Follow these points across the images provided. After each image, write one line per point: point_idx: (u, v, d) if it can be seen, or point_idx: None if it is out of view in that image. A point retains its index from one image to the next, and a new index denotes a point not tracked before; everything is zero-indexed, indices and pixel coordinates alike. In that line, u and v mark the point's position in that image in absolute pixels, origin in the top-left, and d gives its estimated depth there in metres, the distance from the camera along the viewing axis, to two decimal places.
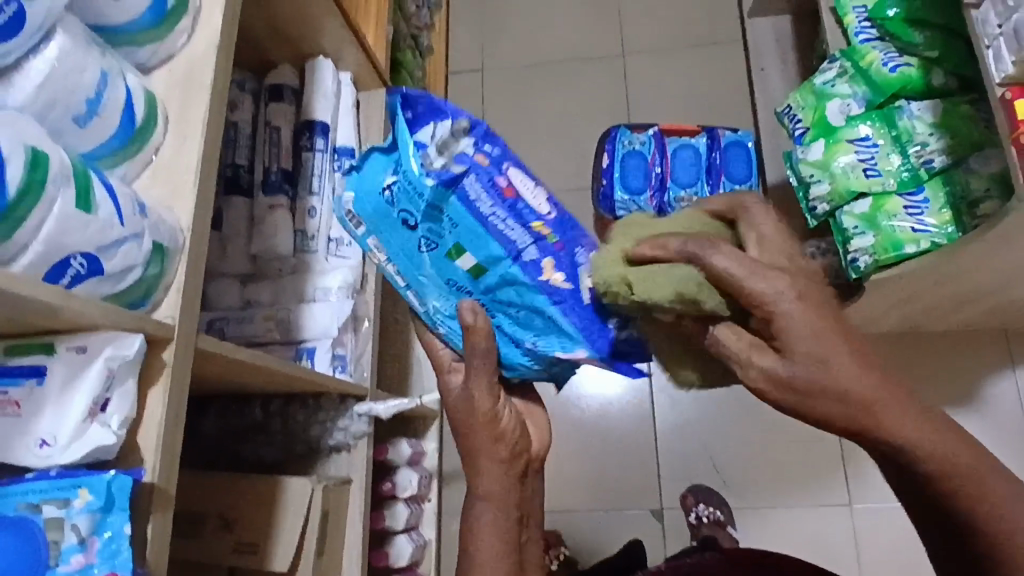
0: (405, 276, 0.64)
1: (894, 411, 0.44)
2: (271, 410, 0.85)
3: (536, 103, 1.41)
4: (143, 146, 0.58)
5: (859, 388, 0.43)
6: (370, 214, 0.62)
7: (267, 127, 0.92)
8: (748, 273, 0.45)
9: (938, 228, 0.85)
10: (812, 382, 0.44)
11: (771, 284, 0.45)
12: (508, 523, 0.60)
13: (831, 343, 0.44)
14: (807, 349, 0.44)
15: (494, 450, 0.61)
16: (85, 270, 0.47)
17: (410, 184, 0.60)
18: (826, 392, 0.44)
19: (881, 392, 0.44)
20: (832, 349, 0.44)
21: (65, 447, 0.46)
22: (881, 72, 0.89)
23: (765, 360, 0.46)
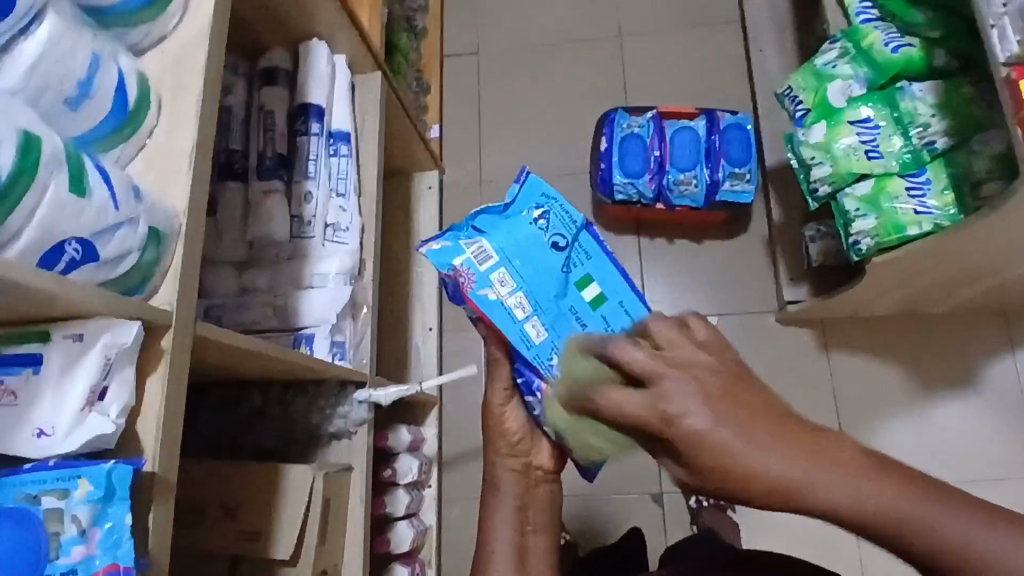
0: (530, 305, 0.68)
1: (809, 475, 0.42)
2: (270, 397, 0.85)
3: (532, 87, 1.40)
4: (137, 130, 0.56)
5: (766, 469, 0.43)
6: (498, 247, 0.69)
7: (261, 111, 0.91)
8: (662, 370, 0.46)
9: (941, 210, 0.84)
10: (721, 470, 0.43)
11: (671, 383, 0.45)
12: (513, 517, 0.71)
13: (726, 446, 0.43)
14: (687, 407, 0.44)
15: (502, 456, 0.74)
16: (79, 256, 0.46)
17: (561, 218, 0.72)
18: (738, 482, 0.43)
19: (794, 474, 0.42)
20: (742, 450, 0.43)
21: (63, 437, 0.45)
22: (882, 52, 0.88)
23: (677, 470, 0.46)
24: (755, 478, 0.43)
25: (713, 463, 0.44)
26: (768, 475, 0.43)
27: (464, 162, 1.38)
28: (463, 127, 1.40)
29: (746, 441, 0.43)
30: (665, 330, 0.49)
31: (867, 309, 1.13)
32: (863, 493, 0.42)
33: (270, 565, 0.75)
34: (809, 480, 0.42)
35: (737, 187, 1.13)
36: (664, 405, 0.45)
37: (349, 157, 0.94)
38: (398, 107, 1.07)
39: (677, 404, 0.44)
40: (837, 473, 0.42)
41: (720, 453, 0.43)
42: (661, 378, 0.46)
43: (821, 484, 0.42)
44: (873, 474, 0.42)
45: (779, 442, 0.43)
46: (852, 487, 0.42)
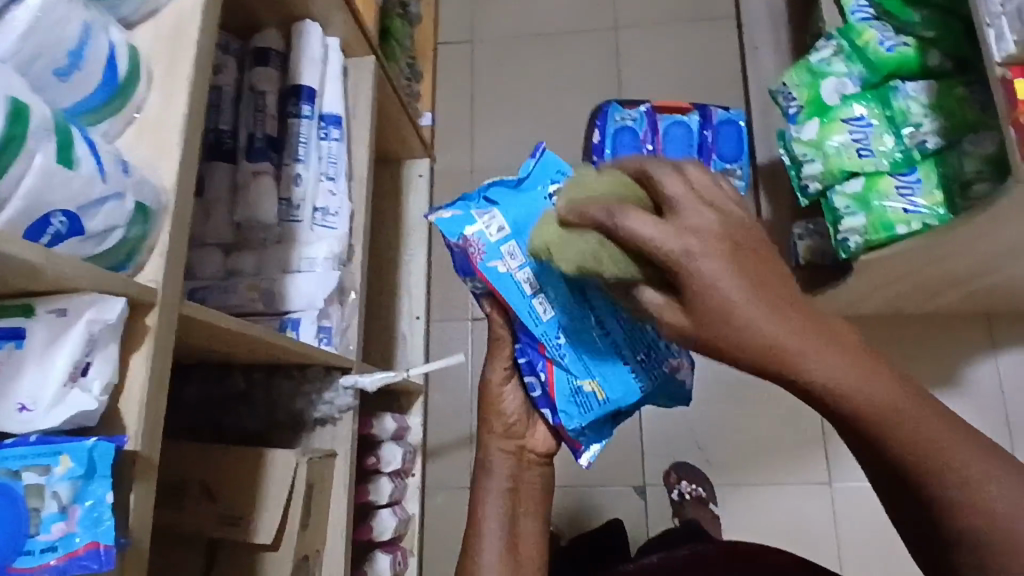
0: (540, 282, 0.65)
1: (808, 352, 0.44)
2: (254, 380, 0.84)
3: (526, 77, 1.39)
4: (126, 103, 0.55)
5: (763, 327, 0.45)
6: (511, 221, 0.66)
7: (252, 91, 0.89)
8: (668, 235, 0.46)
9: (929, 210, 0.85)
10: (717, 330, 0.45)
11: (680, 241, 0.46)
12: (504, 504, 0.72)
13: (735, 306, 0.45)
14: (710, 268, 0.45)
15: (495, 440, 0.74)
16: (65, 229, 0.45)
17: (576, 195, 0.70)
18: (731, 344, 0.45)
19: (786, 341, 0.44)
20: (745, 310, 0.45)
21: (46, 411, 0.44)
22: (877, 51, 0.88)
23: (673, 317, 0.49)
24: (745, 338, 0.45)
25: (715, 313, 0.45)
26: (776, 332, 0.45)
27: (456, 151, 1.37)
28: (456, 115, 1.39)
29: (755, 306, 0.45)
30: (666, 177, 0.50)
31: (853, 308, 1.14)
32: (852, 375, 0.44)
33: (251, 549, 0.74)
34: (807, 347, 0.44)
35: (727, 183, 1.13)
36: (679, 240, 0.46)
37: (340, 141, 0.93)
38: (391, 92, 1.06)
39: (703, 267, 0.45)
40: (836, 356, 0.44)
41: (728, 306, 0.45)
42: (677, 236, 0.46)
43: (816, 356, 0.44)
44: (873, 366, 0.45)
45: (786, 316, 0.45)
46: (856, 371, 0.44)
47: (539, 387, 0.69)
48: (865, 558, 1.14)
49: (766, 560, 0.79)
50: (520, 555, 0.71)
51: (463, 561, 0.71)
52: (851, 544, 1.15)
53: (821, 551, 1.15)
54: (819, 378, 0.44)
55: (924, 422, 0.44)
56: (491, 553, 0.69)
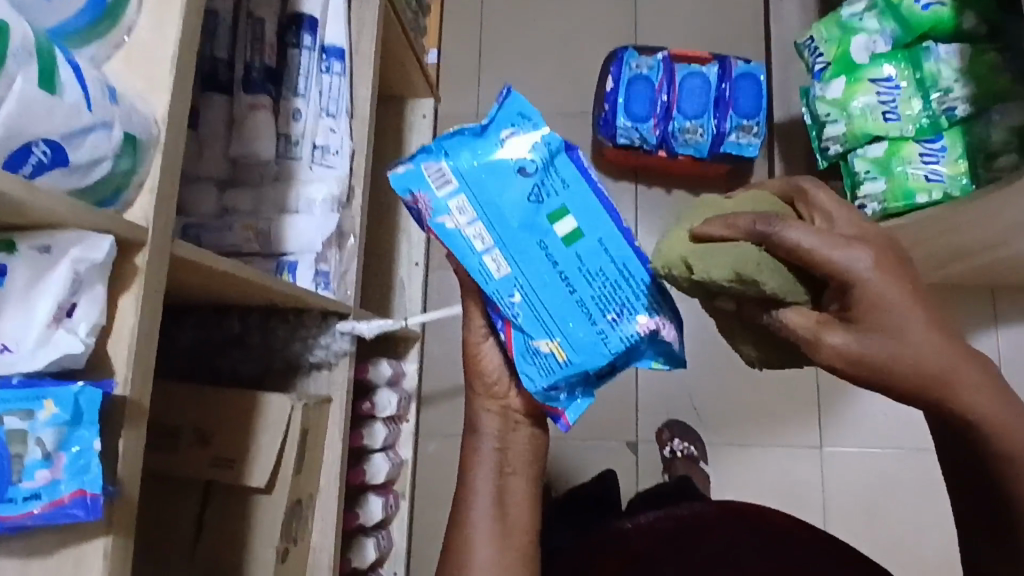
0: (492, 236, 0.62)
1: (958, 376, 0.45)
2: (249, 323, 0.82)
3: (538, 16, 1.33)
4: (116, 25, 0.52)
5: (926, 351, 0.43)
6: (459, 171, 0.62)
7: (249, 18, 0.85)
8: (835, 244, 0.42)
9: (951, 179, 0.83)
10: (884, 352, 0.43)
11: (849, 254, 0.42)
12: (493, 461, 0.71)
13: (903, 327, 0.43)
14: (886, 286, 0.42)
15: (484, 399, 0.72)
16: (48, 160, 0.42)
17: (535, 139, 0.63)
18: (898, 366, 0.44)
19: (940, 366, 0.44)
20: (907, 330, 0.43)
21: (29, 354, 0.43)
22: (912, 9, 0.84)
23: (835, 337, 0.44)
24: (907, 359, 0.44)
25: (880, 333, 0.43)
26: (940, 363, 0.44)
27: (462, 93, 1.32)
28: (463, 54, 1.33)
29: (926, 329, 0.43)
30: (822, 197, 0.48)
31: None
32: (980, 397, 0.46)
33: (244, 492, 0.74)
34: (960, 375, 0.45)
35: (742, 139, 1.09)
36: (835, 252, 0.42)
37: (342, 75, 0.88)
38: (397, 25, 1.00)
39: (864, 287, 0.42)
40: (974, 380, 0.45)
41: (898, 322, 0.43)
42: (839, 247, 0.42)
43: (965, 386, 0.45)
44: (994, 381, 0.46)
45: (946, 333, 0.44)
46: (989, 395, 0.46)
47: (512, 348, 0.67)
48: (850, 520, 1.16)
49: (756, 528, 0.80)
50: (511, 512, 0.69)
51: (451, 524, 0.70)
52: (837, 508, 1.16)
53: (807, 513, 1.16)
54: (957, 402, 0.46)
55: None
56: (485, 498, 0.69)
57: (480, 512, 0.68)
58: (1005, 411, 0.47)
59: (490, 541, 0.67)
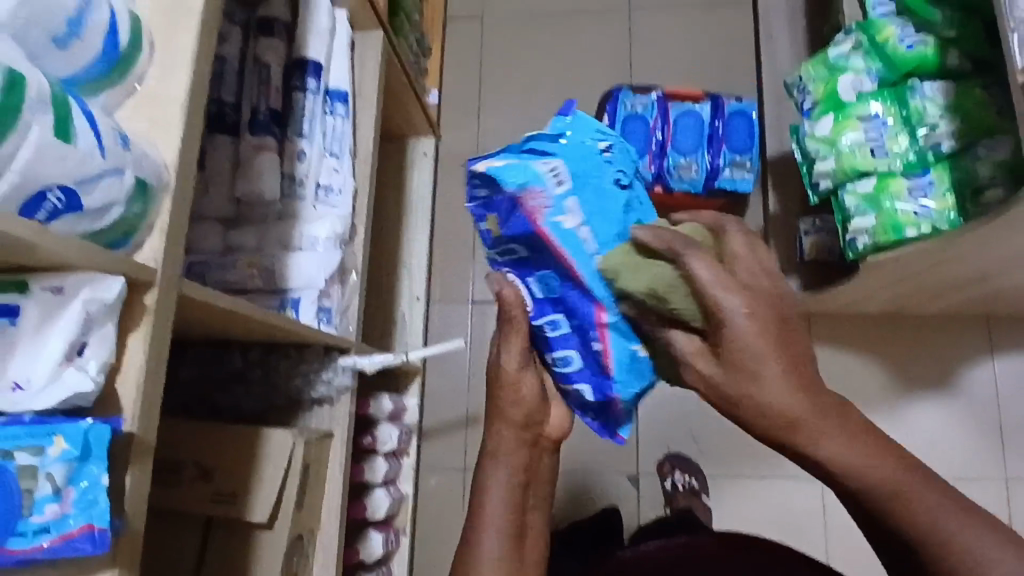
0: (602, 241, 0.60)
1: (813, 424, 0.52)
2: (251, 359, 0.83)
3: (536, 57, 1.37)
4: (126, 75, 0.54)
5: (784, 397, 0.52)
6: (569, 171, 0.60)
7: (256, 62, 0.87)
8: (724, 287, 0.52)
9: (940, 213, 0.84)
10: (741, 394, 0.53)
11: (728, 298, 0.51)
12: (514, 490, 0.71)
13: (763, 371, 0.52)
14: (751, 336, 0.51)
15: (507, 425, 0.72)
16: (62, 205, 0.44)
17: (623, 149, 0.64)
18: (753, 404, 0.53)
19: (796, 411, 0.52)
20: (768, 374, 0.52)
21: (38, 391, 0.44)
22: (897, 48, 0.86)
23: (705, 366, 0.55)
24: (766, 400, 0.52)
25: (744, 377, 0.52)
26: (796, 408, 0.52)
27: (461, 131, 1.35)
28: (462, 93, 1.37)
29: (787, 381, 0.52)
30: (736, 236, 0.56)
31: (856, 306, 1.14)
32: (841, 445, 0.53)
33: (244, 527, 0.74)
34: (820, 427, 0.52)
35: (736, 175, 1.12)
36: (721, 294, 0.52)
37: (345, 117, 0.92)
38: (397, 67, 1.03)
39: (734, 332, 0.51)
40: (833, 428, 0.53)
41: (760, 372, 0.52)
42: (727, 291, 0.52)
43: (822, 435, 0.52)
44: (861, 435, 0.53)
45: (811, 387, 0.52)
46: (856, 449, 0.53)
47: (585, 364, 0.66)
48: (853, 553, 1.15)
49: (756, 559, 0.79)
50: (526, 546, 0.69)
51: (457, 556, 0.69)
52: (840, 541, 1.15)
53: (811, 548, 1.15)
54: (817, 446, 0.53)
55: (902, 481, 0.53)
56: (495, 533, 0.68)
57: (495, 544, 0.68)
58: (877, 468, 0.53)
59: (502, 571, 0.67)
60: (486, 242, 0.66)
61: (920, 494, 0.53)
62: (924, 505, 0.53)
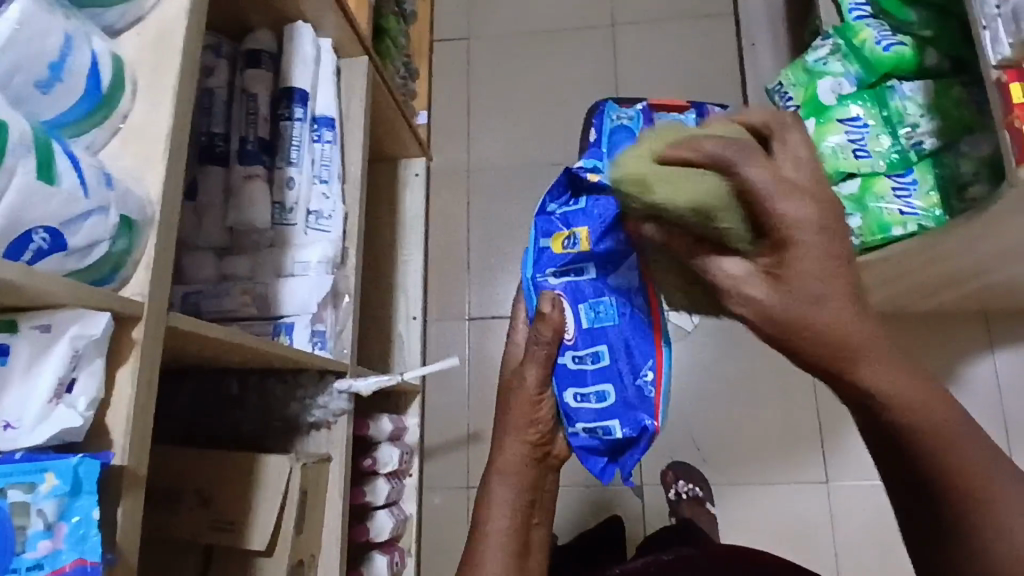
0: None
1: (871, 355, 0.45)
2: (247, 386, 0.85)
3: (522, 75, 1.38)
4: (110, 114, 0.55)
5: (837, 318, 0.45)
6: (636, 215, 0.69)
7: (244, 95, 0.89)
8: (783, 192, 0.44)
9: (925, 211, 0.85)
10: (796, 314, 0.45)
11: (797, 209, 0.44)
12: (517, 505, 0.73)
13: (815, 288, 0.45)
14: (815, 253, 0.44)
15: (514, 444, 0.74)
16: (47, 245, 0.45)
17: None
18: (803, 327, 0.45)
19: (850, 338, 0.45)
20: (820, 291, 0.45)
21: (30, 429, 0.45)
22: (873, 50, 0.87)
23: (756, 291, 0.47)
24: (818, 327, 0.45)
25: (802, 293, 0.45)
26: (850, 332, 0.45)
27: (452, 150, 1.36)
28: (451, 113, 1.38)
29: (847, 301, 0.45)
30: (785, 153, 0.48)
31: None
32: (897, 377, 0.46)
33: (244, 555, 0.74)
34: (874, 353, 0.45)
35: None
36: (779, 205, 0.44)
37: (333, 143, 0.93)
38: (385, 92, 1.05)
39: (803, 250, 0.44)
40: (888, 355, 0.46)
41: (826, 290, 0.45)
42: (797, 199, 0.44)
43: (877, 368, 0.45)
44: (913, 374, 0.46)
45: (866, 315, 0.45)
46: (908, 382, 0.46)
47: (621, 398, 0.67)
48: (862, 560, 1.14)
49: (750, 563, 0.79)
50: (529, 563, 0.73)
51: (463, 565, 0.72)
52: (848, 545, 1.14)
53: (817, 555, 1.15)
54: (874, 381, 0.46)
55: (952, 431, 0.46)
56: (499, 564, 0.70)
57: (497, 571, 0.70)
58: (933, 409, 0.46)
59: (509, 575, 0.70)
60: (548, 263, 0.71)
61: (973, 450, 0.46)
62: (962, 450, 0.46)
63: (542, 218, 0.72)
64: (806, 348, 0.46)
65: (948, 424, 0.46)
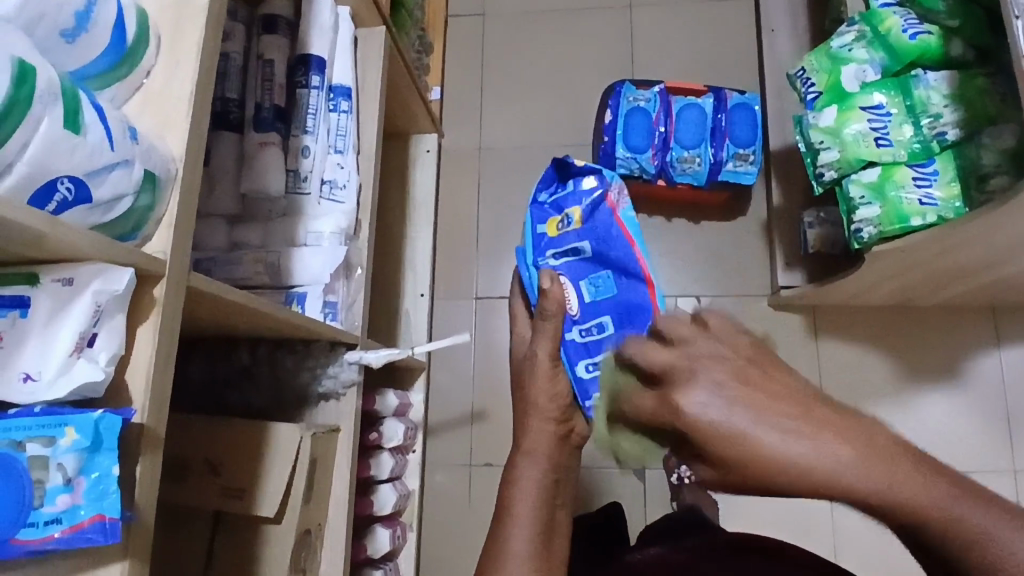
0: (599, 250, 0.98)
1: (843, 475, 0.38)
2: (258, 356, 0.83)
3: (537, 53, 1.37)
4: (133, 69, 0.54)
5: (789, 456, 0.39)
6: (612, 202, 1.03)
7: (260, 60, 0.87)
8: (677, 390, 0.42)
9: (945, 202, 0.84)
10: (752, 482, 0.40)
11: (692, 382, 0.41)
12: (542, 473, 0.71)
13: (756, 433, 0.39)
14: (712, 405, 0.40)
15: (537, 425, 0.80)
16: (71, 197, 0.44)
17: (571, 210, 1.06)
18: (758, 476, 0.40)
19: (818, 470, 0.39)
20: (761, 432, 0.39)
21: (50, 383, 0.44)
22: (900, 38, 0.86)
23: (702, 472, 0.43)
24: (781, 471, 0.39)
25: (746, 471, 0.40)
26: (806, 467, 0.39)
27: (463, 128, 1.35)
28: (464, 90, 1.37)
29: (777, 431, 0.39)
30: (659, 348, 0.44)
31: (861, 298, 1.13)
32: (892, 488, 0.38)
33: (252, 523, 0.74)
34: (842, 473, 0.38)
35: (739, 168, 1.12)
36: (679, 399, 0.41)
37: (349, 113, 0.92)
38: (401, 64, 1.03)
39: (694, 404, 0.41)
40: (871, 467, 0.38)
41: (744, 438, 0.39)
42: (689, 380, 0.41)
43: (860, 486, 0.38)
44: (899, 462, 0.39)
45: (811, 427, 0.40)
46: (887, 476, 0.38)
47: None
48: (862, 551, 1.14)
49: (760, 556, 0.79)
50: (557, 542, 0.65)
51: (484, 557, 0.62)
52: (848, 536, 1.15)
53: (819, 544, 1.15)
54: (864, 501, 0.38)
55: (962, 508, 0.38)
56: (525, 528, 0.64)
57: (519, 538, 0.63)
58: (914, 484, 0.38)
59: (533, 551, 0.62)
60: (549, 246, 0.98)
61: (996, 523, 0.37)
62: (978, 528, 0.37)
63: (539, 213, 1.00)
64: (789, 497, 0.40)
65: (950, 507, 0.38)
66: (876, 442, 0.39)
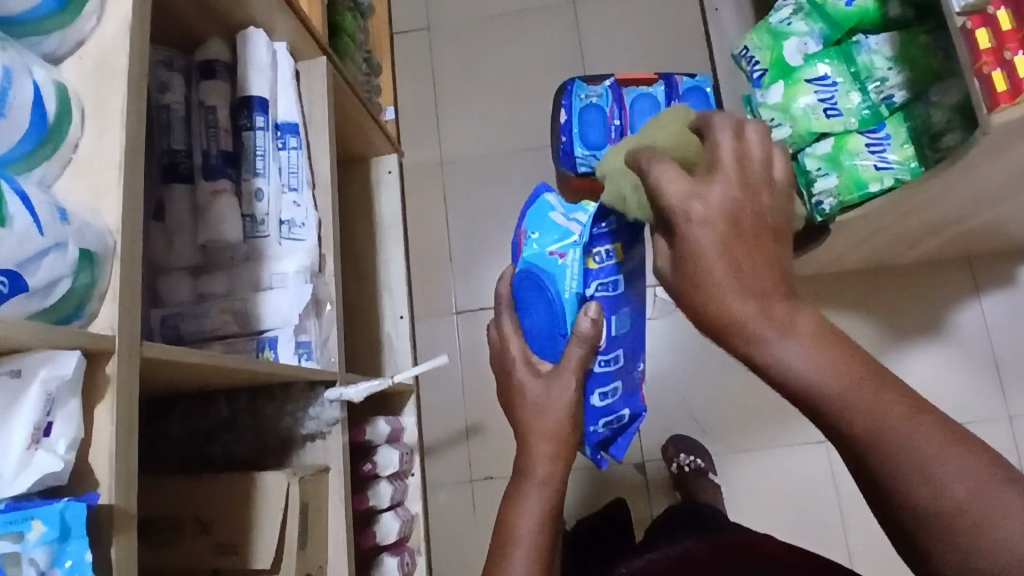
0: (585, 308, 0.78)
1: (781, 333, 0.41)
2: (238, 406, 0.83)
3: (487, 60, 1.36)
4: (60, 146, 0.53)
5: (728, 303, 0.42)
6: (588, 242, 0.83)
7: (202, 107, 0.87)
8: (698, 190, 0.44)
9: (901, 164, 0.84)
10: (706, 302, 0.43)
11: (706, 220, 0.43)
12: (547, 501, 0.68)
13: (716, 275, 0.43)
14: (704, 240, 0.43)
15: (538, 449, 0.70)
16: (7, 289, 0.43)
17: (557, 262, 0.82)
18: (704, 295, 0.43)
19: (755, 326, 0.42)
20: (718, 271, 0.43)
21: (12, 477, 0.44)
22: (837, 6, 0.85)
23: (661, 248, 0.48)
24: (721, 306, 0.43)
25: (700, 288, 0.43)
26: (745, 319, 0.42)
27: (422, 145, 1.34)
28: (419, 107, 1.36)
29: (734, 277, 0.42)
30: (726, 142, 0.45)
31: (835, 265, 1.14)
32: (825, 370, 0.40)
33: None
34: (780, 332, 0.41)
35: None
36: (695, 202, 0.43)
37: (299, 148, 0.91)
38: (349, 93, 1.02)
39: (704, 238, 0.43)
40: (814, 346, 0.41)
41: (708, 273, 0.43)
42: (711, 217, 0.43)
43: (795, 351, 0.41)
44: (843, 357, 0.41)
45: (762, 300, 0.42)
46: (830, 363, 0.40)
47: (628, 388, 0.72)
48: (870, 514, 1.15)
49: (761, 548, 0.79)
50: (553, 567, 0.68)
51: None
52: (853, 502, 1.16)
53: (826, 514, 1.16)
54: (790, 369, 0.41)
55: (900, 424, 0.39)
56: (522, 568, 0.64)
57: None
58: (850, 376, 0.40)
59: None
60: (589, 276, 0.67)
61: (940, 455, 0.39)
62: (914, 454, 0.39)
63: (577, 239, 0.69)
64: (720, 338, 0.44)
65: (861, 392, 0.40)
66: (812, 327, 0.42)
